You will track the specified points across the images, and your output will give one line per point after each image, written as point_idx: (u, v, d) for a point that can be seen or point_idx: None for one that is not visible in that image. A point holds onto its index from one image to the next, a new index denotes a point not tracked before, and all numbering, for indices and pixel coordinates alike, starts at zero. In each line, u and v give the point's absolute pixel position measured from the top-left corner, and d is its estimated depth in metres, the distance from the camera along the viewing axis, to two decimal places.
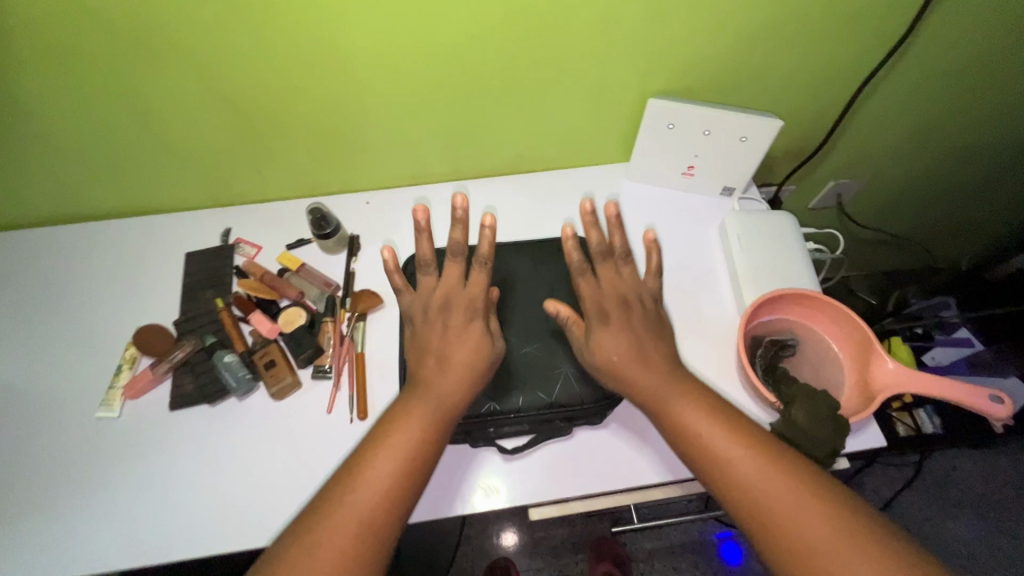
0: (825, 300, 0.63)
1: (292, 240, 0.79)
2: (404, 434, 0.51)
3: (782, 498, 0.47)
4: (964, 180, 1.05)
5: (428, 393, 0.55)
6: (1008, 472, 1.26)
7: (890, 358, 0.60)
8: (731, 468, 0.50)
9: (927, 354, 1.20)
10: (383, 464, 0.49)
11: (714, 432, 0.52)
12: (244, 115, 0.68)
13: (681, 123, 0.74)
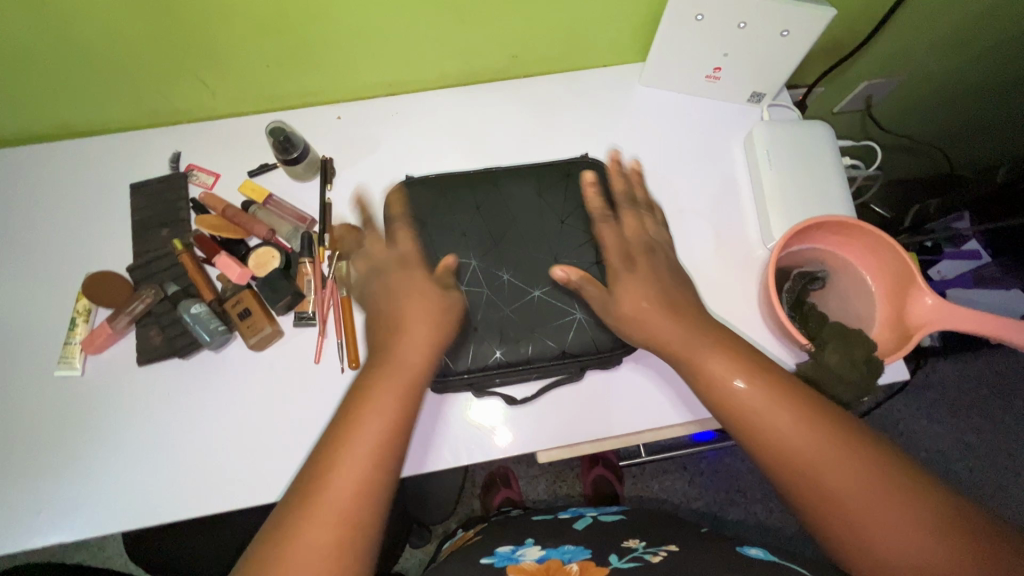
0: (864, 228, 0.56)
1: (255, 165, 0.68)
2: (376, 415, 0.47)
3: (824, 457, 0.44)
4: (1008, 77, 0.94)
5: (396, 368, 0.50)
6: (983, 370, 1.22)
7: (930, 293, 0.54)
8: (768, 425, 0.46)
9: (933, 269, 1.17)
10: (358, 447, 0.45)
11: (749, 386, 0.48)
12: (172, 7, 0.54)
13: (712, 13, 0.62)
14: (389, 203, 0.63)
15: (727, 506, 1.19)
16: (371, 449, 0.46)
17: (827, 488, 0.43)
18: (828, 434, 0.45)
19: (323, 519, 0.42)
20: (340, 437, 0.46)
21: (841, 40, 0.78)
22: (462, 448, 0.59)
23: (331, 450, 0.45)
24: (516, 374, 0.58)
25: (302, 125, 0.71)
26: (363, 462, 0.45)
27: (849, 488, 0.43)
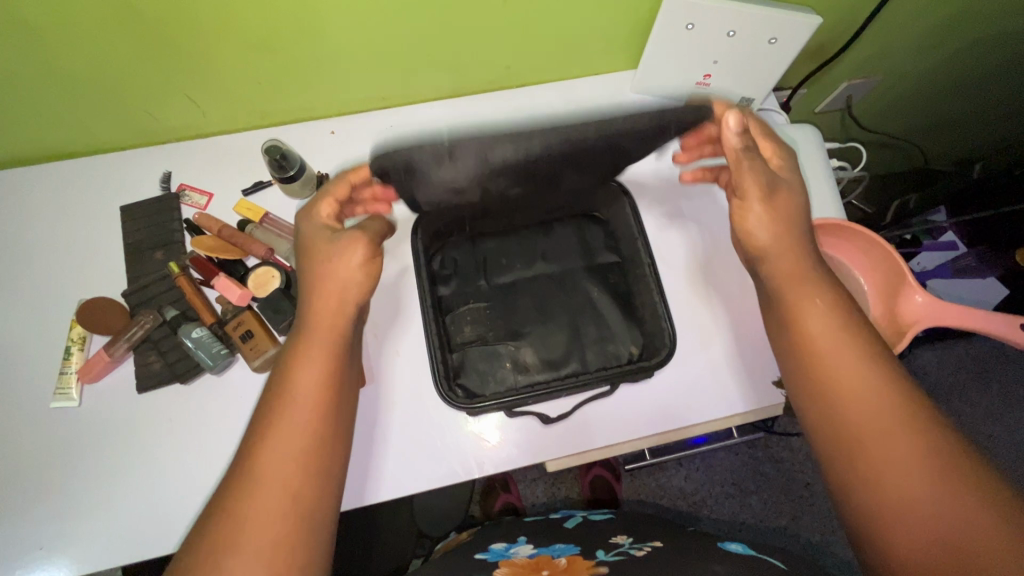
0: (854, 230, 0.58)
1: (249, 184, 0.67)
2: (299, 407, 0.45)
3: (855, 378, 0.43)
4: (980, 73, 0.98)
5: (310, 357, 0.48)
6: (963, 356, 1.25)
7: (920, 290, 0.57)
8: (812, 341, 0.46)
9: (913, 260, 1.20)
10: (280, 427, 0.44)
11: (812, 305, 0.47)
12: (160, 24, 0.54)
13: (703, 22, 0.63)
14: (415, 234, 0.65)
15: (724, 499, 1.21)
16: (298, 436, 0.44)
17: (845, 406, 0.43)
18: (872, 364, 0.44)
19: (258, 505, 0.40)
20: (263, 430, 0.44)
21: (823, 43, 0.80)
22: (473, 461, 0.59)
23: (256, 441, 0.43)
24: (554, 387, 0.59)
25: (296, 141, 0.70)
26: (290, 448, 0.43)
27: (867, 413, 0.42)
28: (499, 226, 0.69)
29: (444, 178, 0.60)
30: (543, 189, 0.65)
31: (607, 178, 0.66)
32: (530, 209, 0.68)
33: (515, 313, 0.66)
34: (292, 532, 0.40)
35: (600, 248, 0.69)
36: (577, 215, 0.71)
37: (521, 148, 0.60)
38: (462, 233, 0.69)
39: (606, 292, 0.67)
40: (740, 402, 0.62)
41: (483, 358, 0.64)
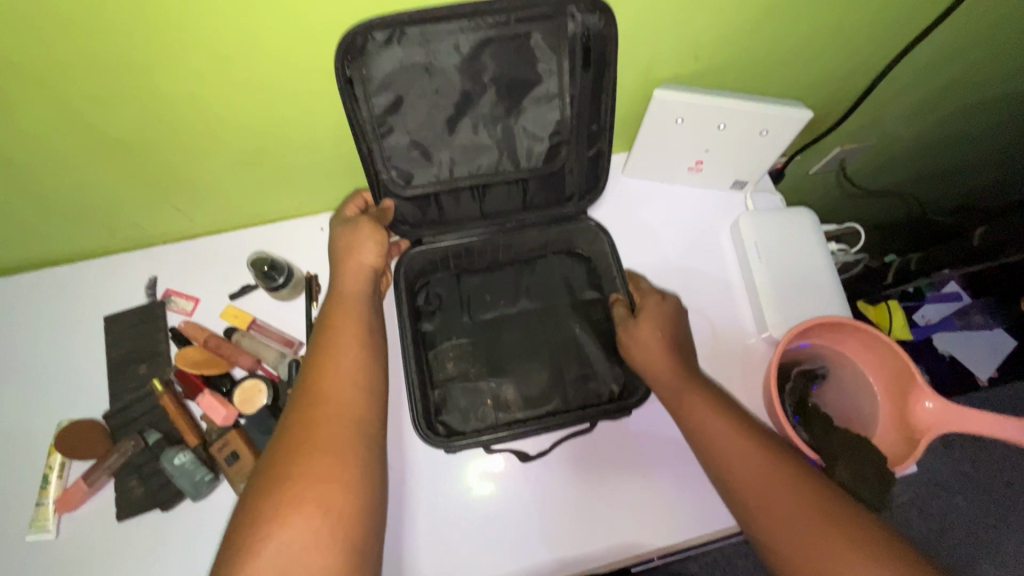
0: (854, 326, 0.56)
1: (236, 287, 0.66)
2: (347, 353, 0.48)
3: (754, 469, 0.46)
4: (973, 132, 0.98)
5: (346, 319, 0.51)
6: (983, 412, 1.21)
7: (930, 395, 0.53)
8: (714, 441, 0.49)
9: (917, 312, 1.15)
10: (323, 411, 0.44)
11: (705, 408, 0.51)
12: (145, 133, 0.54)
13: (692, 116, 0.62)
14: (398, 268, 0.61)
15: None
16: (348, 377, 0.46)
17: (758, 495, 0.45)
18: (761, 450, 0.47)
19: (321, 431, 0.43)
20: (314, 375, 0.46)
21: (814, 121, 0.80)
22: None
23: (310, 384, 0.46)
24: (528, 425, 0.59)
25: (285, 240, 0.69)
26: (344, 388, 0.46)
27: (777, 499, 0.44)
28: (469, 174, 0.54)
29: (406, 57, 0.46)
30: (508, 113, 0.51)
31: (585, 116, 0.52)
32: (499, 146, 0.52)
33: (497, 349, 0.64)
34: (353, 459, 0.42)
35: (583, 284, 0.67)
36: (553, 170, 0.55)
37: (495, 27, 0.45)
38: (428, 177, 0.54)
39: (590, 331, 0.64)
40: None
41: (464, 396, 0.61)
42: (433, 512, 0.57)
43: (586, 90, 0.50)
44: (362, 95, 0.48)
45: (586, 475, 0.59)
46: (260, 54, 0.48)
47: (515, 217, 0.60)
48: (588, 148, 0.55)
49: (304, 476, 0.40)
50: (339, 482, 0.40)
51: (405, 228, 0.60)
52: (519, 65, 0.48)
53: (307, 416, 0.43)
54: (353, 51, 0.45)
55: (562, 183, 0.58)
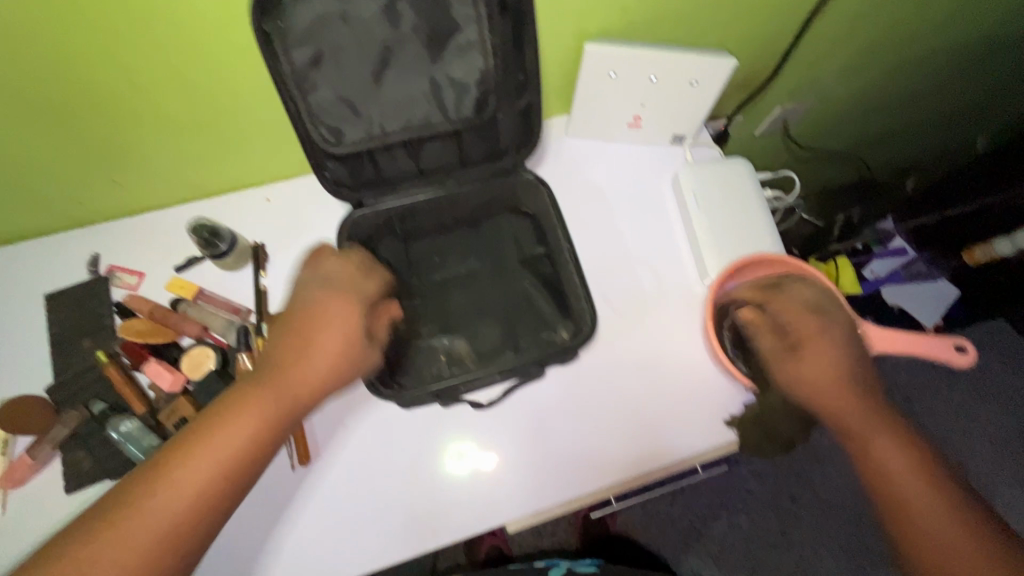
0: (789, 262, 0.60)
1: (180, 260, 0.65)
2: (267, 398, 0.44)
3: (920, 495, 0.46)
4: (908, 90, 1.02)
5: (299, 361, 0.47)
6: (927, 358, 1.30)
7: (859, 321, 0.58)
8: (882, 458, 0.49)
9: (867, 268, 1.20)
10: (222, 436, 0.42)
11: (885, 437, 0.49)
12: (68, 104, 0.53)
13: (624, 69, 0.64)
14: (341, 231, 0.60)
15: (712, 520, 1.22)
16: (259, 423, 0.43)
17: (908, 520, 0.46)
18: (928, 483, 0.47)
19: (191, 479, 0.40)
20: (228, 407, 0.43)
21: (751, 77, 0.82)
22: (421, 527, 0.57)
23: (217, 418, 0.43)
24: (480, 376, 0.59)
25: (230, 211, 0.68)
26: (245, 432, 0.43)
27: (931, 528, 0.45)
28: (403, 130, 0.54)
29: (323, 9, 0.45)
30: (433, 63, 0.51)
31: (511, 67, 0.53)
32: (428, 99, 0.53)
33: (448, 310, 0.64)
34: (194, 519, 0.39)
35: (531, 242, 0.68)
36: (484, 121, 0.56)
37: None
38: (360, 134, 0.53)
39: (538, 284, 0.65)
40: (689, 443, 0.62)
41: (417, 354, 0.62)
42: (385, 464, 0.59)
43: (511, 38, 0.51)
44: (283, 51, 0.47)
45: (534, 417, 0.61)
46: (172, 16, 0.47)
47: (455, 174, 0.61)
48: (518, 99, 0.56)
49: (150, 525, 0.38)
50: (157, 549, 0.38)
51: (345, 190, 0.58)
52: (441, 14, 0.48)
53: (188, 458, 0.40)
54: (269, 5, 0.44)
55: (496, 137, 0.59)
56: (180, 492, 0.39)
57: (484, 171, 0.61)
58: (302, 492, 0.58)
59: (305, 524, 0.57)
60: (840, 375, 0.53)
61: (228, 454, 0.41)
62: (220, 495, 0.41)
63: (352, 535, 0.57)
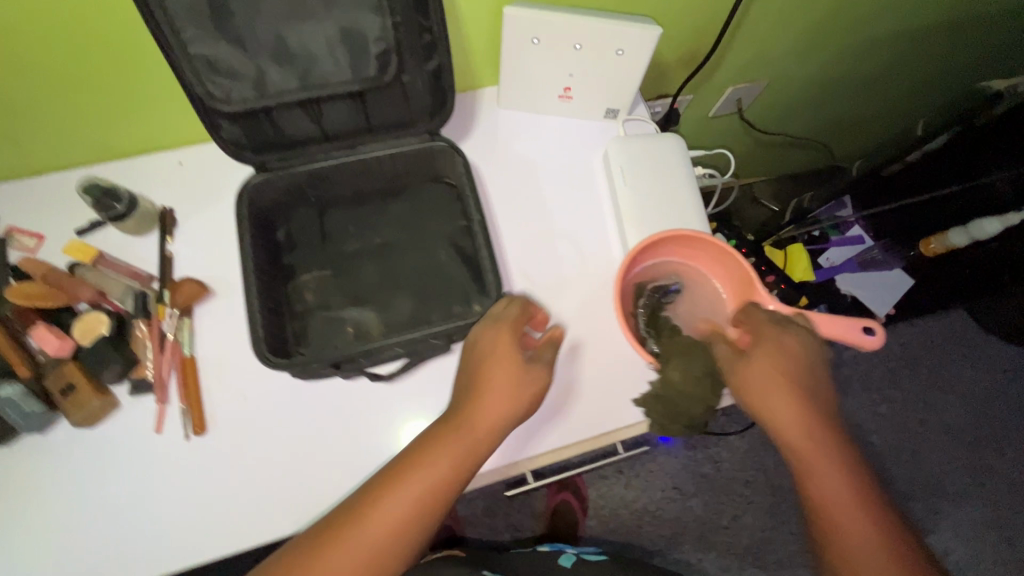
0: (703, 239, 0.59)
1: (83, 222, 0.63)
2: (456, 449, 0.49)
3: (834, 479, 0.48)
4: (866, 75, 0.99)
5: (472, 417, 0.51)
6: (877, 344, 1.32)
7: (770, 298, 0.56)
8: (784, 433, 0.50)
9: (822, 256, 1.20)
10: (352, 535, 0.46)
11: (841, 481, 0.48)
12: None
13: (547, 35, 0.62)
14: (240, 197, 0.57)
15: (666, 503, 1.28)
16: (456, 456, 0.49)
17: (818, 490, 0.49)
18: (834, 455, 0.49)
19: (376, 529, 0.47)
20: (428, 444, 0.50)
21: (693, 50, 0.80)
22: (323, 501, 0.57)
23: (419, 453, 0.49)
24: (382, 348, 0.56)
25: (137, 173, 0.65)
26: (444, 466, 0.49)
27: (838, 499, 0.48)
28: (298, 89, 0.51)
29: None
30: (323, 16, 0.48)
31: (410, 25, 0.50)
32: (322, 55, 0.50)
33: (361, 282, 0.63)
34: (408, 529, 0.47)
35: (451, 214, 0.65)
36: (387, 83, 0.53)
37: None
38: (251, 90, 0.51)
39: (455, 257, 0.63)
40: (602, 423, 0.61)
41: (322, 326, 0.60)
42: (287, 433, 0.58)
43: None
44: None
45: (443, 393, 0.60)
46: None
47: (365, 139, 0.58)
48: (426, 59, 0.54)
49: (371, 551, 0.46)
50: None
51: (247, 154, 0.56)
52: None
53: (359, 526, 0.47)
54: None
55: (405, 101, 0.57)
56: (388, 531, 0.47)
57: (394, 137, 0.59)
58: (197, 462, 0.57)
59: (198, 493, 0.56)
60: (815, 419, 0.50)
61: (439, 474, 0.49)
62: (378, 558, 0.46)
63: (258, 509, 0.56)
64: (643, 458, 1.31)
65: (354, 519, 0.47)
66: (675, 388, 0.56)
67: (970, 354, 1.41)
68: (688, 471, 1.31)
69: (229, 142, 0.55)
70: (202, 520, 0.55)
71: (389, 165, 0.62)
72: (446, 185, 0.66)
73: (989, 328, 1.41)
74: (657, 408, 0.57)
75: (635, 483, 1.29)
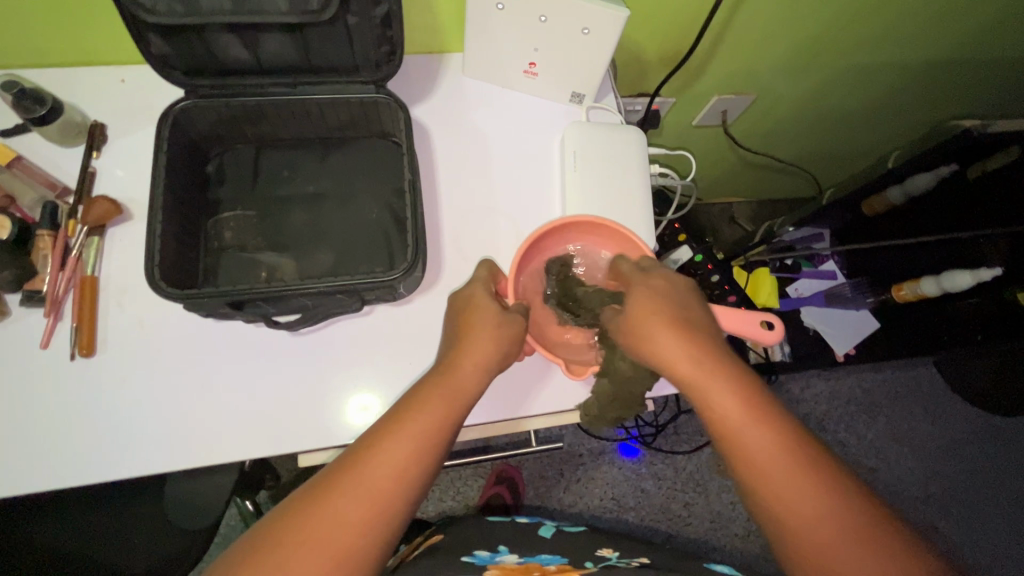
0: (609, 229, 0.57)
1: (8, 124, 0.60)
2: (420, 423, 0.44)
3: (785, 467, 0.42)
4: (857, 107, 0.96)
5: (446, 385, 0.47)
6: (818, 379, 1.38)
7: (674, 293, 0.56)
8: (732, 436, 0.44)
9: (791, 285, 1.20)
10: (314, 527, 0.40)
11: (807, 496, 0.41)
12: None
13: (512, 3, 0.59)
14: (163, 119, 0.54)
15: (601, 512, 1.26)
16: (432, 419, 0.45)
17: (761, 486, 0.43)
18: (782, 440, 0.43)
19: (353, 502, 0.41)
20: (408, 405, 0.46)
21: (675, 49, 0.77)
22: (203, 444, 0.55)
23: (397, 417, 0.45)
24: (286, 296, 0.53)
25: (75, 85, 0.63)
26: (418, 429, 0.44)
27: (798, 492, 0.41)
28: (230, 11, 0.49)
29: None
30: None
31: None
32: None
33: (286, 228, 0.61)
34: (385, 502, 0.42)
35: (391, 173, 0.63)
36: (327, 21, 0.51)
37: None
38: (178, 5, 0.48)
39: (387, 217, 0.61)
40: (511, 405, 0.59)
41: (237, 266, 0.58)
42: (180, 370, 0.56)
43: None
44: None
45: (350, 351, 0.59)
46: None
47: (306, 79, 0.57)
48: (374, 4, 0.51)
49: (344, 530, 0.40)
50: None
51: (179, 75, 0.54)
52: None
53: (342, 491, 0.41)
54: None
55: (350, 46, 0.55)
56: (365, 506, 0.41)
57: (337, 81, 0.57)
58: (77, 387, 0.54)
59: (74, 419, 0.54)
60: (770, 420, 0.44)
61: (419, 438, 0.44)
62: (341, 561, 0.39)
63: (133, 444, 0.54)
64: (587, 463, 1.29)
65: (327, 492, 0.41)
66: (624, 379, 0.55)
67: (931, 408, 1.39)
68: (629, 483, 1.29)
69: (159, 60, 0.53)
70: (71, 447, 0.53)
71: (331, 113, 0.60)
72: (392, 143, 0.64)
73: (953, 385, 1.39)
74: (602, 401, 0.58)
75: (575, 488, 1.27)
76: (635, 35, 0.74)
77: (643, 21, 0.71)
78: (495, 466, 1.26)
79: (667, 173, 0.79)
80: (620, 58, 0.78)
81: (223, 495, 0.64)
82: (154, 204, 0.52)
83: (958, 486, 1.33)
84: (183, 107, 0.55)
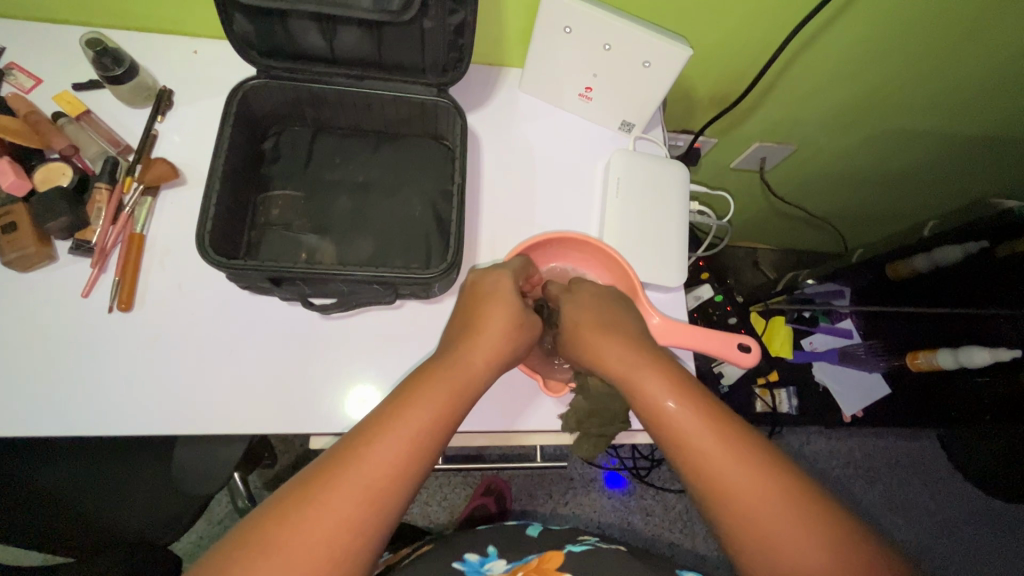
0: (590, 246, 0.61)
1: (82, 78, 0.63)
2: (426, 410, 0.43)
3: (719, 456, 0.42)
4: (895, 171, 0.98)
5: (451, 377, 0.46)
6: (818, 437, 1.37)
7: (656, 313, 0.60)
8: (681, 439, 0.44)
9: (806, 338, 1.19)
10: (311, 514, 0.37)
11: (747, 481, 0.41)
12: None
13: (580, 28, 0.61)
14: (233, 93, 0.56)
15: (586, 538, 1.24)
16: (436, 409, 0.43)
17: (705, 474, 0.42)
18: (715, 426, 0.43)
19: (349, 489, 0.38)
20: (411, 391, 0.44)
21: (727, 92, 0.79)
22: (220, 413, 0.55)
23: (396, 404, 0.43)
24: (325, 279, 0.54)
25: (150, 51, 0.65)
26: (422, 414, 0.43)
27: (708, 451, 0.42)
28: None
29: None
30: None
31: None
32: None
33: (329, 214, 0.62)
34: (384, 497, 0.39)
35: (438, 175, 0.64)
36: (404, 22, 0.53)
37: None
38: None
39: (429, 217, 0.62)
40: (520, 417, 0.60)
41: (279, 243, 0.60)
42: (208, 337, 0.57)
43: None
44: None
45: (374, 342, 0.60)
46: None
47: (374, 74, 0.59)
48: (451, 12, 0.53)
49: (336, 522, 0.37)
50: None
51: (254, 54, 0.56)
52: None
53: (344, 474, 0.39)
54: None
55: (420, 48, 0.57)
56: (363, 493, 0.38)
57: (402, 80, 0.59)
58: (107, 340, 0.55)
59: (98, 369, 0.55)
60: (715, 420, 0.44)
61: (422, 429, 0.42)
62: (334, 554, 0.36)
63: (153, 401, 0.55)
64: (576, 489, 1.28)
65: (320, 478, 0.39)
66: (602, 397, 0.56)
67: (930, 482, 1.37)
68: (617, 514, 1.27)
69: (239, 37, 0.55)
70: (93, 396, 0.54)
71: (390, 109, 0.62)
72: (443, 146, 0.66)
73: (957, 462, 1.37)
74: (583, 420, 0.57)
75: (561, 511, 1.26)
76: (690, 73, 0.75)
77: (700, 62, 0.73)
78: (484, 478, 1.26)
79: (702, 209, 0.80)
80: (671, 94, 0.80)
81: (225, 468, 0.64)
82: (212, 173, 0.54)
83: (949, 565, 1.31)
84: (253, 85, 0.57)
